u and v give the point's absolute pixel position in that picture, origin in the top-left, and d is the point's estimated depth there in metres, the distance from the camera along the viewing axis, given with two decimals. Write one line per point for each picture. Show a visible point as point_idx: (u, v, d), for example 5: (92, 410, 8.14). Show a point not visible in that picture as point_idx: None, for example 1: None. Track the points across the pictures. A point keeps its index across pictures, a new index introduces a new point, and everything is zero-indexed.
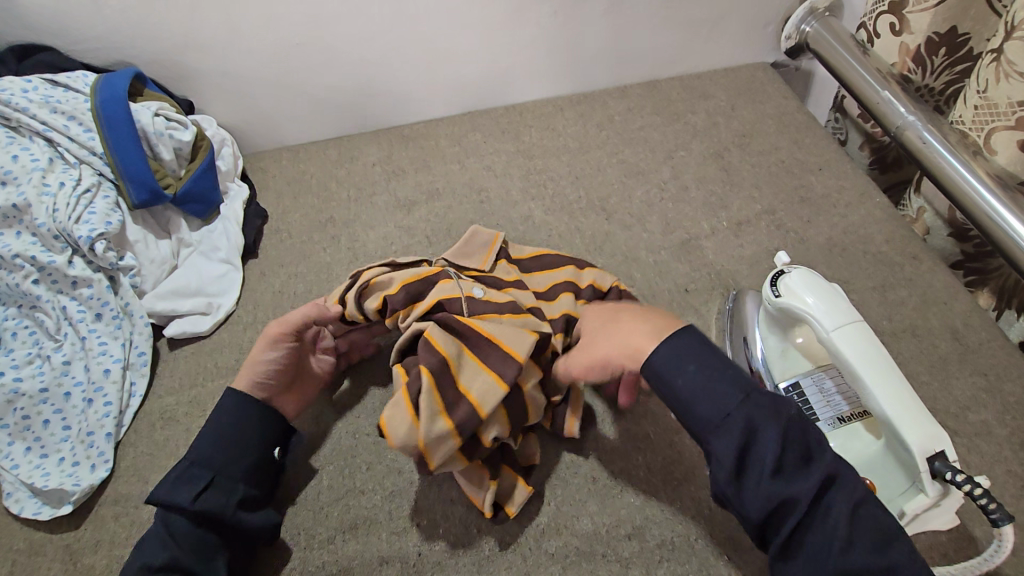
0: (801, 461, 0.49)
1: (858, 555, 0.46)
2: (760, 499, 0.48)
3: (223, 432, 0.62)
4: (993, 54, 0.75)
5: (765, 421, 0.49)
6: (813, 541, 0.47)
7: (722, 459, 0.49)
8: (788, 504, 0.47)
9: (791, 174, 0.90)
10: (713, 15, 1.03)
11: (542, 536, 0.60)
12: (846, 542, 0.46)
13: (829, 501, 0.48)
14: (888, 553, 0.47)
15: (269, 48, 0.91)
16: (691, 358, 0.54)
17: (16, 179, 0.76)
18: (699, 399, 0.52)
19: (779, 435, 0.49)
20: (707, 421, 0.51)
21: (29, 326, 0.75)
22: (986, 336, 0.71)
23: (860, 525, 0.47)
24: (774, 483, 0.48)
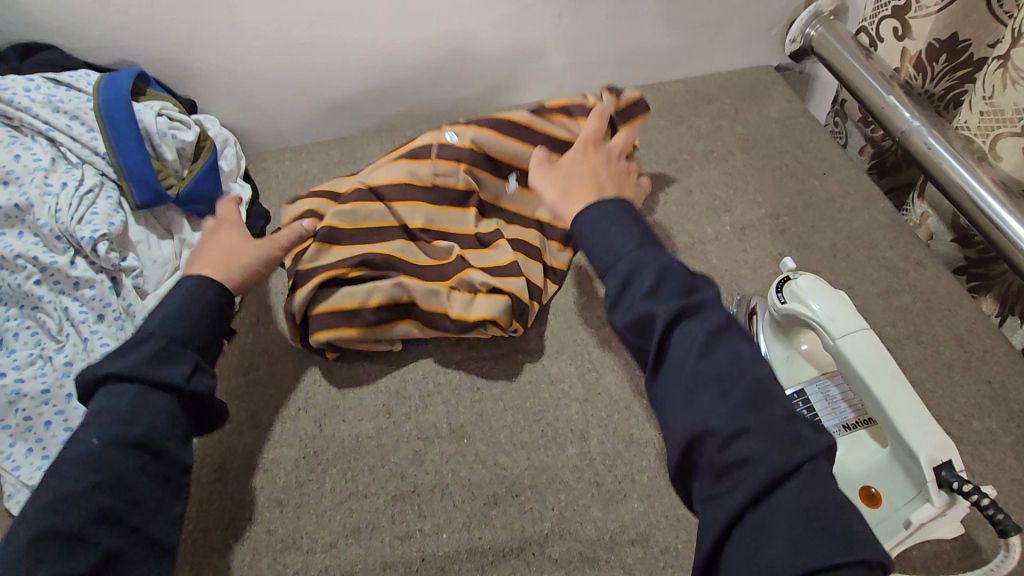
0: (683, 295, 0.48)
1: (710, 366, 0.46)
2: (630, 312, 0.48)
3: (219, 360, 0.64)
4: (999, 61, 0.75)
5: (646, 262, 0.49)
6: (674, 355, 0.47)
7: (609, 289, 0.50)
8: (653, 321, 0.47)
9: (795, 178, 0.90)
10: (718, 18, 1.03)
11: (545, 541, 0.60)
12: (701, 354, 0.47)
13: (688, 323, 0.47)
14: (743, 366, 0.47)
15: (271, 48, 0.91)
16: (611, 222, 0.52)
17: (18, 179, 0.76)
18: (596, 246, 0.51)
19: (655, 274, 0.48)
20: (603, 260, 0.51)
21: (31, 326, 0.75)
22: (990, 343, 0.71)
23: (721, 344, 0.47)
24: (646, 301, 0.48)
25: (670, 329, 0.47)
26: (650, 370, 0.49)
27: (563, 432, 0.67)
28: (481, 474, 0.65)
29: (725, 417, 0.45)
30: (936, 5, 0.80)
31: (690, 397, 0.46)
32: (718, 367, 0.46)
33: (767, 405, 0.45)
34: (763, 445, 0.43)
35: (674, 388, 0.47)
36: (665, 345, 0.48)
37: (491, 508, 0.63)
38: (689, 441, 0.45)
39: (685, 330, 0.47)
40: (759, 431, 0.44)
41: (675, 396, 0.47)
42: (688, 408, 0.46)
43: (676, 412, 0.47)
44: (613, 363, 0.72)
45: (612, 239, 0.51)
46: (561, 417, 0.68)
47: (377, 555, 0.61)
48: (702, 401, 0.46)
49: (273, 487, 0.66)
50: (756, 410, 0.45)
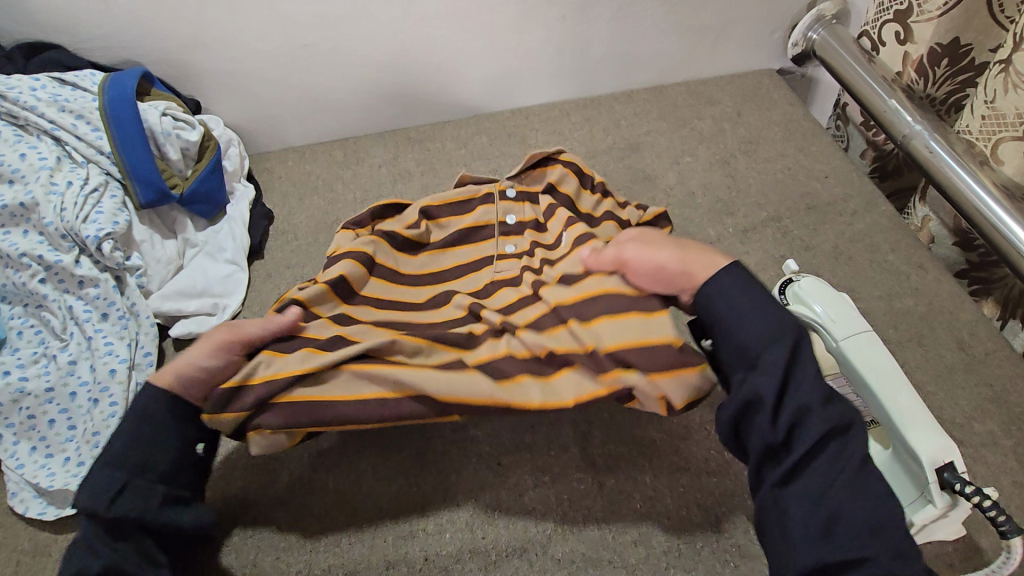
0: (828, 401, 0.52)
1: (860, 491, 0.49)
2: (775, 420, 0.51)
3: (126, 431, 0.56)
4: (1001, 65, 0.75)
5: (805, 360, 0.53)
6: (819, 466, 0.50)
7: (766, 395, 0.51)
8: (806, 425, 0.51)
9: (797, 181, 0.90)
10: (721, 22, 1.03)
11: (548, 542, 0.60)
12: (854, 474, 0.49)
13: (832, 447, 0.50)
14: (885, 500, 0.49)
15: (276, 49, 0.91)
16: (742, 291, 0.56)
17: (24, 178, 0.76)
18: (736, 326, 0.55)
19: (816, 373, 0.53)
20: (756, 340, 0.54)
21: (35, 325, 0.75)
22: (992, 347, 0.71)
23: (868, 473, 0.50)
24: (800, 406, 0.51)
25: (801, 472, 0.50)
26: (779, 479, 0.50)
27: (566, 432, 0.67)
28: (484, 475, 0.65)
29: (874, 545, 0.47)
30: (939, 9, 0.80)
31: (831, 526, 0.48)
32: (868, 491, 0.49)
33: (904, 542, 0.48)
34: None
35: (802, 504, 0.49)
36: (808, 490, 0.50)
37: (494, 507, 0.63)
38: (819, 559, 0.47)
39: (845, 453, 0.50)
40: (902, 568, 0.46)
41: (805, 512, 0.49)
42: (828, 523, 0.48)
43: (808, 527, 0.48)
44: None
45: (736, 310, 0.55)
46: (564, 418, 0.68)
47: (380, 553, 0.61)
48: (847, 519, 0.48)
49: (277, 486, 0.66)
50: (886, 539, 0.47)
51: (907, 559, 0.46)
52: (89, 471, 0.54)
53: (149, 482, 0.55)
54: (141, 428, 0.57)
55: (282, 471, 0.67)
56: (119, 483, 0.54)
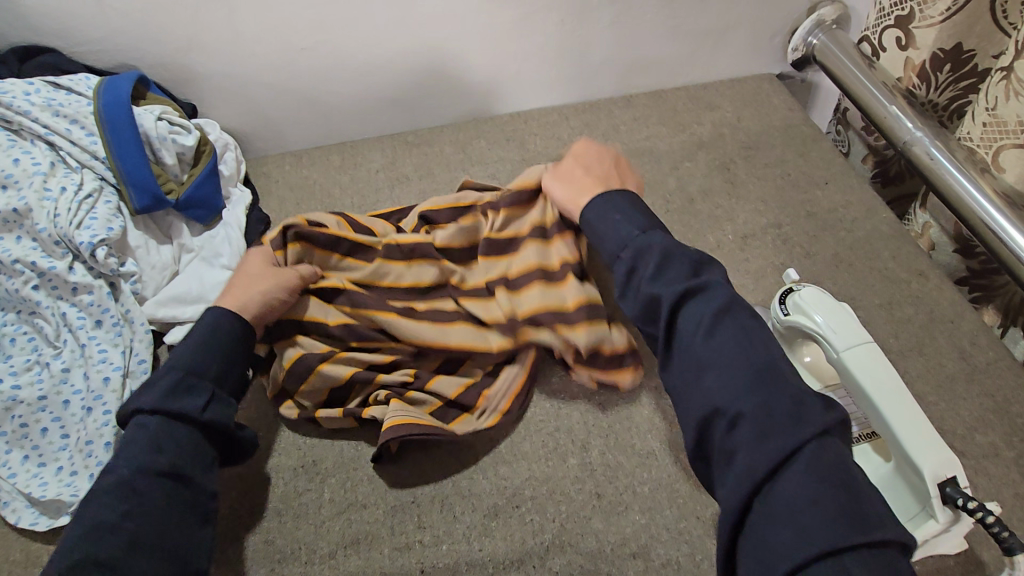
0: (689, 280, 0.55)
1: (722, 345, 0.50)
2: (638, 299, 0.56)
3: (211, 342, 0.64)
4: (1002, 72, 0.75)
5: (648, 249, 0.58)
6: (682, 337, 0.52)
7: (617, 276, 0.59)
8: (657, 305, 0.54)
9: (797, 187, 0.90)
10: (721, 26, 1.03)
11: (546, 553, 0.60)
12: (710, 331, 0.51)
13: (689, 307, 0.53)
14: (748, 352, 0.49)
15: (274, 53, 0.91)
16: (626, 221, 0.62)
17: (17, 183, 0.75)
18: (607, 238, 0.62)
19: (675, 266, 0.56)
20: (614, 248, 0.61)
21: (28, 332, 0.74)
22: (993, 356, 0.70)
23: (728, 326, 0.52)
24: (651, 286, 0.55)
25: (677, 343, 0.53)
26: (661, 356, 0.54)
27: (565, 443, 0.67)
28: (481, 485, 0.64)
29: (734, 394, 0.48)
30: (941, 14, 0.80)
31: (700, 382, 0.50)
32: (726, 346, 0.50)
33: (771, 389, 0.47)
34: (764, 426, 0.45)
35: (682, 376, 0.51)
36: (685, 361, 0.52)
37: (491, 519, 0.62)
38: (702, 423, 0.49)
39: (705, 321, 0.52)
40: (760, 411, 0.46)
41: (686, 383, 0.51)
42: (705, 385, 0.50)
43: (687, 394, 0.51)
44: None
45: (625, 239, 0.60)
46: (562, 427, 0.68)
47: (376, 565, 0.60)
48: (711, 377, 0.49)
49: (272, 497, 0.65)
50: (758, 390, 0.47)
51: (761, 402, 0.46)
52: (173, 374, 0.61)
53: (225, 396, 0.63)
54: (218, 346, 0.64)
55: (277, 481, 0.66)
56: (205, 392, 0.61)
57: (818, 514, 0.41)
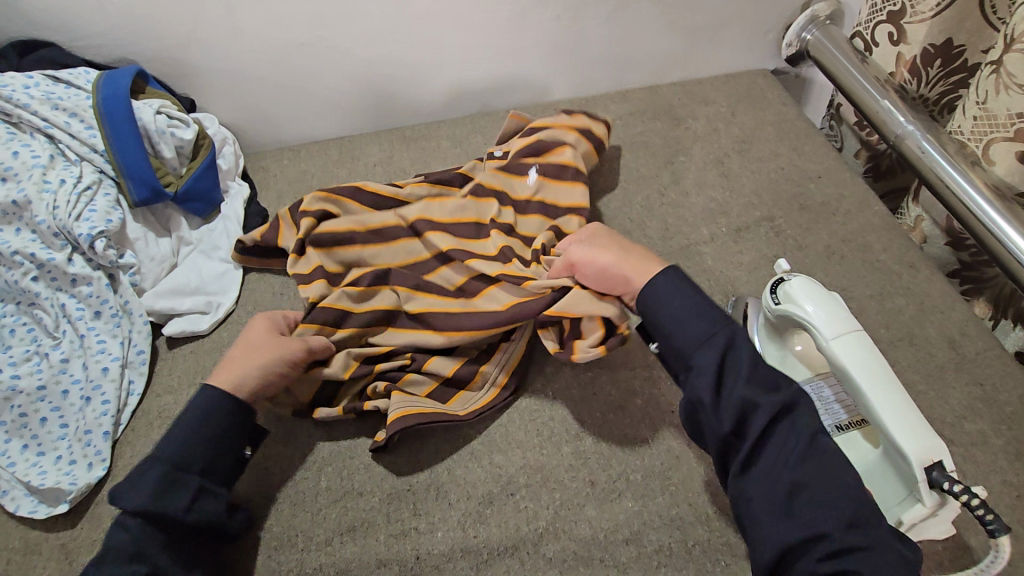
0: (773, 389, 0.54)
1: (812, 468, 0.51)
2: (730, 409, 0.52)
3: (196, 428, 0.59)
4: (992, 66, 0.75)
5: (730, 347, 0.55)
6: (771, 453, 0.52)
7: (700, 368, 0.54)
8: (752, 408, 0.52)
9: (791, 181, 0.91)
10: (716, 21, 1.04)
11: (539, 540, 0.60)
12: (802, 456, 0.51)
13: (782, 427, 0.52)
14: (839, 476, 0.50)
15: (272, 48, 0.91)
16: (681, 291, 0.59)
17: (16, 176, 0.76)
18: (677, 328, 0.57)
19: (750, 362, 0.55)
20: (688, 342, 0.56)
21: (27, 323, 0.75)
22: (983, 346, 0.71)
23: (818, 449, 0.52)
24: (744, 390, 0.53)
25: (759, 456, 0.52)
26: (739, 468, 0.52)
27: (559, 431, 0.67)
28: (476, 473, 0.65)
29: (834, 527, 0.48)
30: (932, 10, 0.81)
31: (791, 509, 0.50)
32: (824, 474, 0.50)
33: (865, 522, 0.49)
34: (873, 563, 0.47)
35: (766, 493, 0.51)
36: (764, 475, 0.51)
37: (486, 506, 0.63)
38: (795, 545, 0.48)
39: (797, 439, 0.52)
40: (865, 545, 0.47)
41: (774, 502, 0.50)
42: (795, 509, 0.50)
43: (771, 511, 0.50)
44: (608, 362, 0.72)
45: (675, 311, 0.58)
46: (556, 416, 0.68)
47: (372, 551, 0.61)
48: (805, 502, 0.50)
49: (269, 485, 0.66)
50: (860, 527, 0.48)
51: (868, 542, 0.48)
52: (154, 469, 0.56)
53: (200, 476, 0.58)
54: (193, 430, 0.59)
55: (274, 470, 0.67)
56: (190, 484, 0.57)
57: (880, 562, 0.47)
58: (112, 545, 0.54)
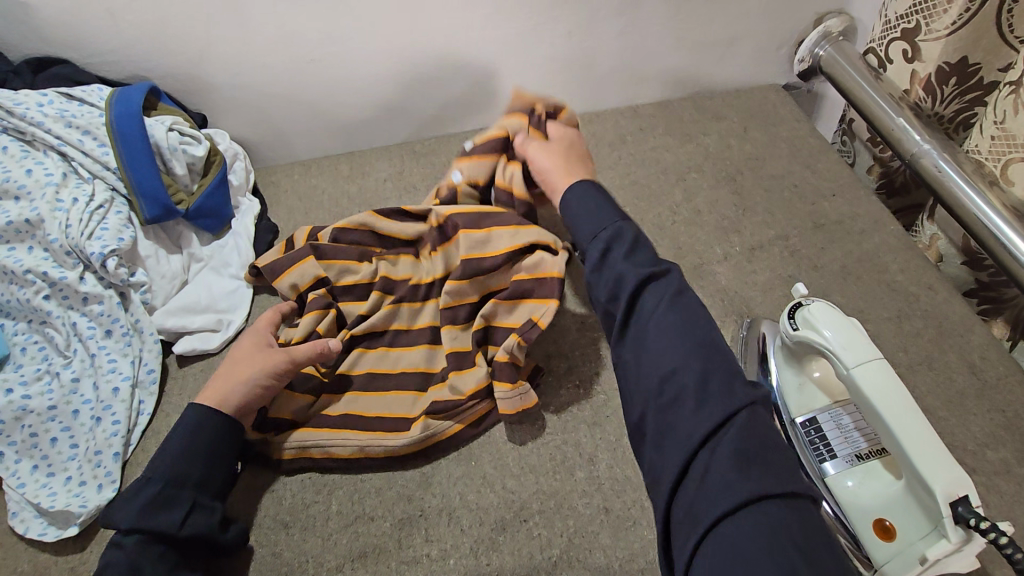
0: (649, 263, 0.55)
1: (673, 322, 0.51)
2: (607, 281, 0.55)
3: (187, 446, 0.61)
4: (1011, 87, 0.75)
5: (621, 232, 0.57)
6: (639, 313, 0.53)
7: (590, 255, 0.57)
8: (620, 282, 0.54)
9: (805, 199, 0.90)
10: (727, 37, 1.03)
11: (553, 569, 0.59)
12: (666, 310, 0.51)
13: (650, 291, 0.53)
14: (701, 330, 0.50)
15: (284, 64, 0.92)
16: (586, 205, 0.61)
17: (30, 194, 0.76)
18: (580, 223, 0.60)
19: (630, 242, 0.57)
20: (586, 235, 0.59)
21: (38, 341, 0.75)
22: (1004, 371, 0.70)
23: (682, 309, 0.52)
24: (619, 265, 0.55)
25: (632, 319, 0.53)
26: (617, 336, 0.53)
27: (571, 456, 0.66)
28: (488, 498, 0.64)
29: (681, 372, 0.48)
30: (947, 28, 0.80)
31: (649, 362, 0.50)
32: (684, 329, 0.50)
33: (716, 361, 0.49)
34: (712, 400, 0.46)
35: (633, 351, 0.52)
36: (629, 337, 0.53)
37: (499, 533, 0.62)
38: (653, 397, 0.49)
39: (659, 297, 0.53)
40: (707, 385, 0.47)
41: (633, 360, 0.51)
42: (651, 361, 0.50)
43: (636, 365, 0.51)
44: None
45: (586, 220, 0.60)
46: (569, 440, 0.68)
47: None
48: (665, 355, 0.49)
49: (281, 509, 0.65)
50: (713, 374, 0.48)
51: (708, 371, 0.48)
52: (151, 487, 0.58)
53: (208, 501, 0.60)
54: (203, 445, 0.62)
55: (284, 493, 0.66)
56: (185, 502, 0.59)
57: (737, 479, 0.42)
58: (108, 561, 0.56)
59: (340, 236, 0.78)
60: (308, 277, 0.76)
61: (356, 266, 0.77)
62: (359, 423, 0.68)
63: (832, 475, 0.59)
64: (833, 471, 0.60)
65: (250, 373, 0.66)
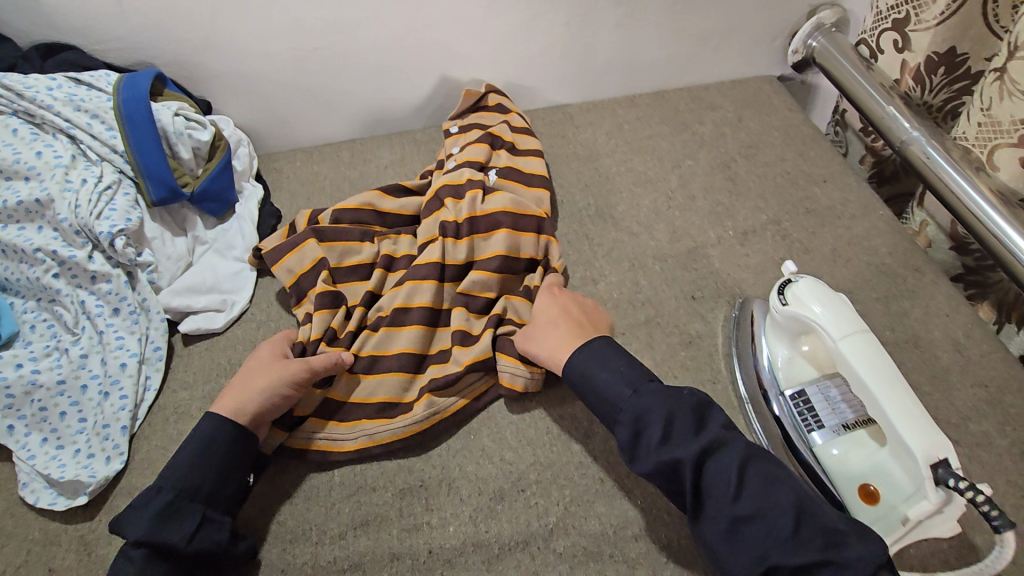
0: (691, 430, 0.56)
1: (749, 500, 0.52)
2: (651, 463, 0.55)
3: (201, 459, 0.60)
4: (996, 73, 0.77)
5: (652, 409, 0.57)
6: (710, 495, 0.53)
7: (619, 442, 0.58)
8: (675, 465, 0.54)
9: (797, 185, 0.92)
10: (723, 28, 1.05)
11: (550, 536, 0.61)
12: (737, 490, 0.53)
13: (711, 461, 0.54)
14: (776, 495, 0.52)
15: (287, 52, 0.93)
16: (601, 361, 0.62)
17: (40, 175, 0.77)
18: (596, 398, 0.61)
19: (663, 420, 0.56)
20: (612, 397, 0.60)
21: (48, 319, 0.77)
22: (988, 349, 0.72)
23: (751, 475, 0.54)
24: (663, 451, 0.55)
25: (705, 498, 0.54)
26: (691, 515, 0.54)
27: (567, 429, 0.68)
28: (487, 469, 0.66)
29: (778, 550, 0.50)
30: (936, 19, 0.82)
31: (732, 516, 0.52)
32: (756, 498, 0.52)
33: (811, 519, 0.51)
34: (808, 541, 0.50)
35: (715, 532, 0.53)
36: (713, 500, 0.53)
37: (497, 502, 0.64)
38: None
39: (730, 478, 0.53)
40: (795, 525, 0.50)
41: (720, 538, 0.52)
42: (740, 542, 0.52)
43: (721, 544, 0.52)
44: None
45: (599, 371, 0.62)
46: (565, 413, 0.70)
47: (385, 546, 0.62)
48: (746, 533, 0.52)
49: (284, 480, 0.67)
50: (801, 531, 0.51)
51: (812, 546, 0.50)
52: (163, 496, 0.58)
53: (218, 517, 0.59)
54: (217, 456, 0.61)
55: (288, 464, 0.68)
56: (195, 514, 0.58)
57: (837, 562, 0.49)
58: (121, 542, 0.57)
59: (342, 216, 0.81)
60: (307, 261, 0.77)
61: (358, 246, 0.80)
62: (373, 407, 0.69)
63: (818, 445, 0.61)
64: (821, 441, 0.61)
65: (269, 385, 0.65)
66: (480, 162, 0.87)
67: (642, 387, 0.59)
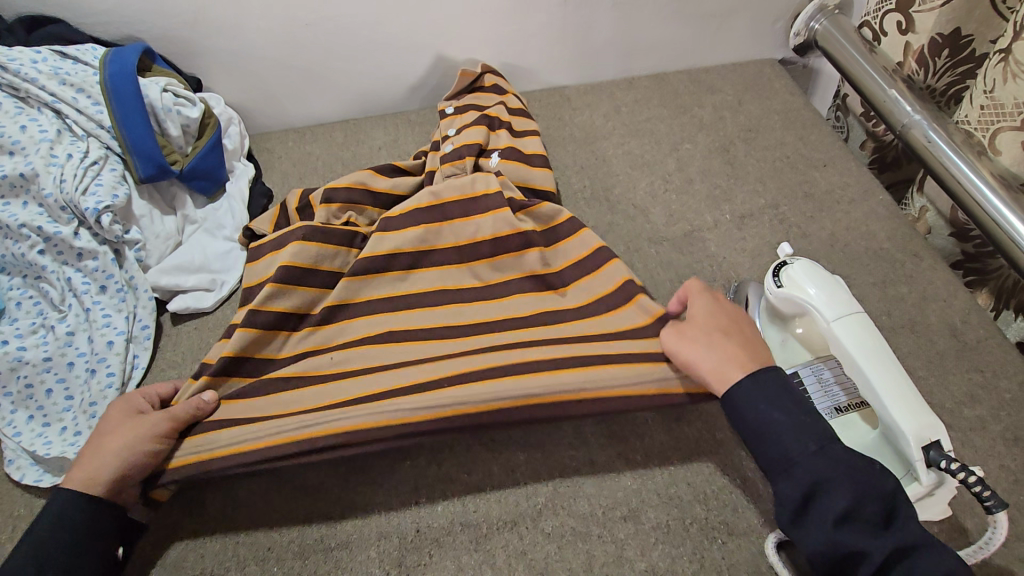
0: (876, 520, 0.49)
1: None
2: (822, 542, 0.48)
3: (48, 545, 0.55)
4: (1001, 54, 0.75)
5: (836, 474, 0.49)
6: None
7: (788, 503, 0.50)
8: (860, 554, 0.47)
9: (796, 169, 0.91)
10: (725, 8, 1.03)
11: (538, 516, 0.61)
12: None
13: (893, 555, 0.47)
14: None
15: (278, 28, 0.91)
16: (776, 400, 0.54)
17: (24, 150, 0.76)
18: (769, 441, 0.53)
19: (849, 493, 0.49)
20: (775, 460, 0.52)
21: (34, 296, 0.75)
22: (984, 334, 0.71)
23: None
24: (838, 531, 0.48)
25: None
26: None
27: None
28: (476, 449, 0.66)
29: None
30: None
31: None
32: None
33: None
34: None
35: None
36: None
37: (486, 483, 0.63)
38: None
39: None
40: None
41: None
42: None
43: None
44: None
45: (766, 409, 0.53)
46: None
47: (372, 524, 0.62)
48: None
49: None
50: None
51: None
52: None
53: None
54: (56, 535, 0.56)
55: None
56: None
57: None
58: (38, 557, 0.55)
59: (332, 194, 0.80)
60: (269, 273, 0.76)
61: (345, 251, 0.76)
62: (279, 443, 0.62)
63: None
64: None
65: (146, 449, 0.60)
66: (479, 145, 0.85)
67: (808, 428, 0.52)
